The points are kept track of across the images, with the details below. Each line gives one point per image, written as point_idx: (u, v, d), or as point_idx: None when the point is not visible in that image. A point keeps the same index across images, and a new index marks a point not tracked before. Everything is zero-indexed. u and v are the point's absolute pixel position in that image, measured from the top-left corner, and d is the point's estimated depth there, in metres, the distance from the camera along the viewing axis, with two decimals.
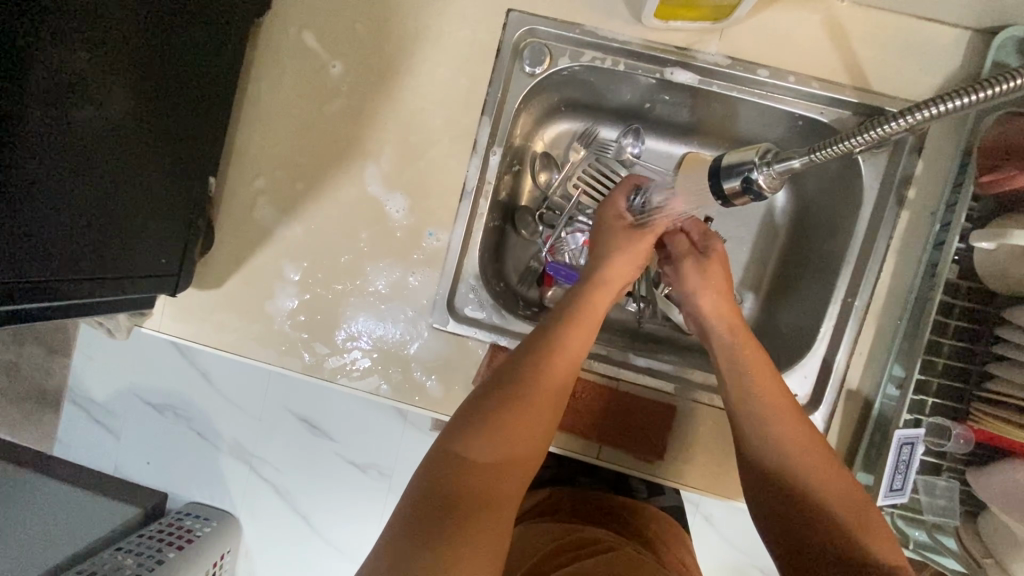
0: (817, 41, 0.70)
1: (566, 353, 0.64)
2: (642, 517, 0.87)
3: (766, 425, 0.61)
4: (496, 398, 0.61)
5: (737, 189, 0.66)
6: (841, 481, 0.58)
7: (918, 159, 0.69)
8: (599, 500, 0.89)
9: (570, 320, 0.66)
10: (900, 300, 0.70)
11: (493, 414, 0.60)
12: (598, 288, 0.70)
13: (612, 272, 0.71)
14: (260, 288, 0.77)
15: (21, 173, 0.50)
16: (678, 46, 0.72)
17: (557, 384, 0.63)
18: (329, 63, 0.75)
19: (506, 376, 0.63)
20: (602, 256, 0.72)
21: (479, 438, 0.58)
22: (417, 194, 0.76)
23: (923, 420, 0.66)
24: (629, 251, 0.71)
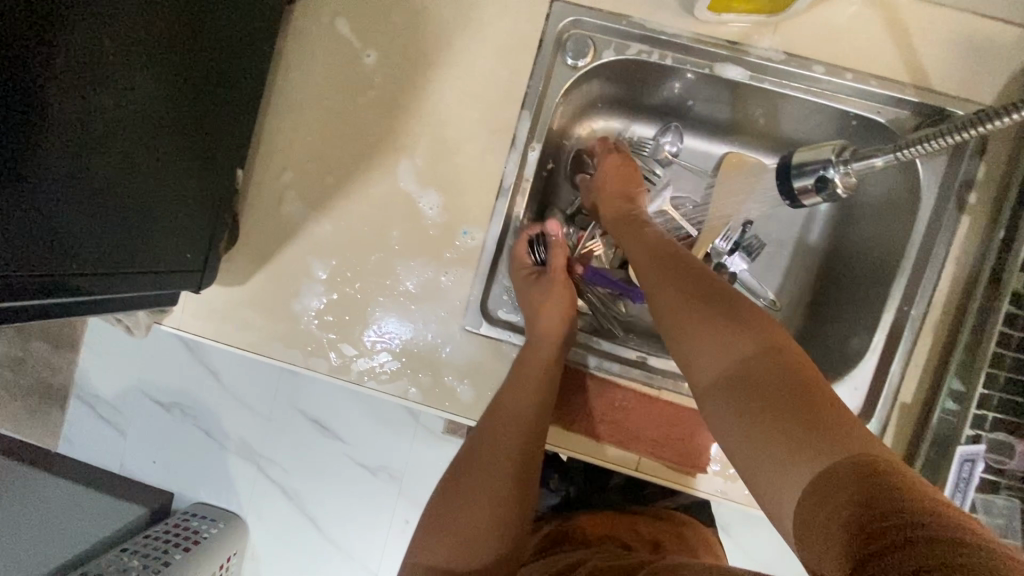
0: (877, 37, 0.67)
1: (512, 420, 0.65)
2: (671, 535, 0.81)
3: (681, 303, 0.56)
4: (451, 493, 0.64)
5: (809, 187, 0.65)
6: (768, 335, 0.50)
7: (979, 162, 0.66)
8: (624, 521, 0.83)
9: (511, 383, 0.66)
10: (958, 309, 0.67)
11: (450, 512, 0.63)
12: (542, 347, 0.68)
13: (544, 325, 0.69)
14: (285, 285, 0.74)
15: (39, 162, 0.47)
16: (730, 39, 0.69)
17: (505, 454, 0.64)
18: (362, 53, 0.72)
19: (460, 466, 0.66)
20: (531, 313, 0.71)
21: (441, 542, 0.61)
22: (452, 191, 0.73)
23: (983, 437, 0.63)
24: (551, 296, 0.72)
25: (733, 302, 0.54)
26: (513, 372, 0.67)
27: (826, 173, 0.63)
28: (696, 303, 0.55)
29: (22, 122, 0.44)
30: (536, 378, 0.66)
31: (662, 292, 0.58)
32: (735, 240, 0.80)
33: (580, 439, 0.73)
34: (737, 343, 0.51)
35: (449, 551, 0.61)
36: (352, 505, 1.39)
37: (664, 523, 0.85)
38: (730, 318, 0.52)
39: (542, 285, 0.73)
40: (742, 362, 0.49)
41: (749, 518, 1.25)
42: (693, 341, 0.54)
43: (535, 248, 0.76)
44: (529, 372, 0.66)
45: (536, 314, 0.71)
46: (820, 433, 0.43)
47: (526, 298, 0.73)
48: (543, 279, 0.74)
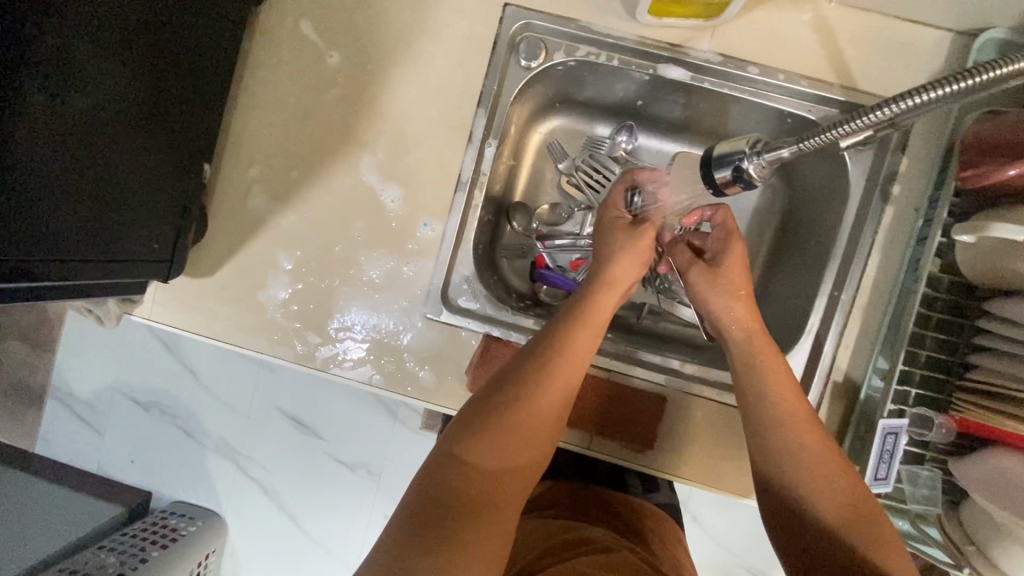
0: (806, 40, 0.72)
1: (572, 356, 0.63)
2: (636, 515, 0.87)
3: (794, 460, 0.61)
4: (497, 398, 0.60)
5: (727, 178, 0.63)
6: (860, 505, 0.58)
7: (901, 157, 0.71)
8: (596, 499, 0.89)
9: (575, 321, 0.65)
10: (884, 293, 0.71)
11: (498, 417, 0.59)
12: (602, 288, 0.69)
13: (616, 269, 0.70)
14: (252, 276, 0.77)
15: (13, 154, 0.49)
16: (671, 42, 0.74)
17: (562, 389, 0.62)
18: (326, 53, 0.76)
19: (508, 375, 0.62)
20: (606, 257, 0.71)
21: (481, 442, 0.58)
22: (413, 185, 0.76)
23: (907, 411, 0.68)
24: (630, 248, 0.71)
25: (841, 471, 0.60)
26: (581, 306, 0.67)
27: (742, 164, 0.62)
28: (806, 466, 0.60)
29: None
30: (602, 320, 0.67)
31: (768, 441, 0.62)
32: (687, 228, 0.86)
33: None
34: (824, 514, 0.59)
35: (493, 456, 0.58)
36: (328, 499, 1.41)
37: (631, 502, 0.90)
38: (830, 491, 0.59)
39: (630, 234, 0.73)
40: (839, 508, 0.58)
41: (716, 504, 1.29)
42: (788, 478, 0.61)
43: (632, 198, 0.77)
44: (597, 315, 0.67)
45: (616, 258, 0.71)
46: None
47: (611, 234, 0.74)
48: (636, 230, 0.73)
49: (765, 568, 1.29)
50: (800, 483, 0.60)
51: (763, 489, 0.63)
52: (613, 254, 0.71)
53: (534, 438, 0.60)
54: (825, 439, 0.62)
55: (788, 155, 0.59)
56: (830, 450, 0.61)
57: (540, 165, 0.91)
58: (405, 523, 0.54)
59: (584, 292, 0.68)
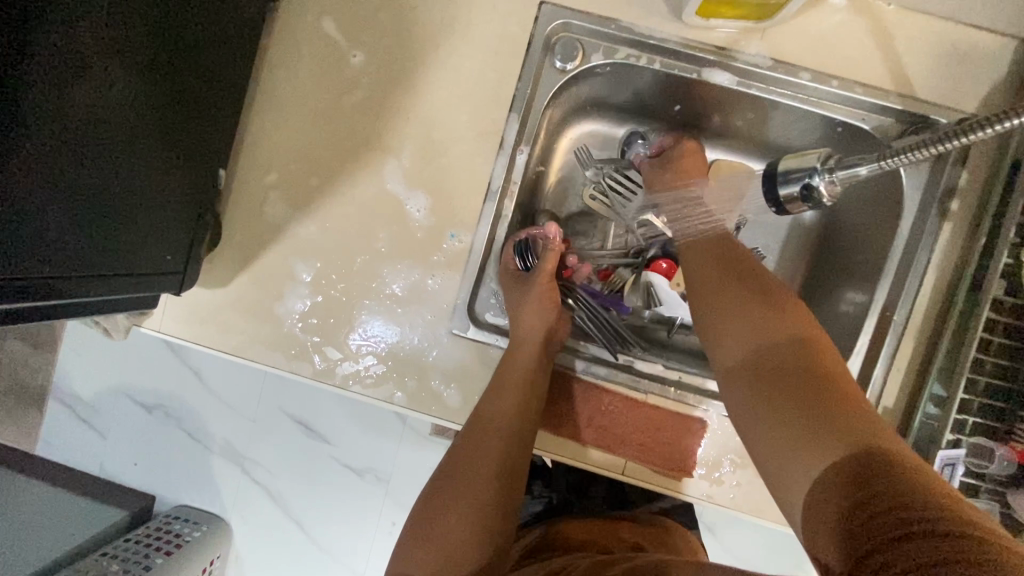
0: (862, 45, 0.67)
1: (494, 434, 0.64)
2: (650, 540, 0.79)
3: (734, 316, 0.56)
4: (433, 504, 0.63)
5: (796, 196, 0.63)
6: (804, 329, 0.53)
7: (961, 170, 0.67)
8: (606, 529, 0.82)
9: (495, 391, 0.66)
10: (940, 314, 0.67)
11: (433, 520, 0.62)
12: (521, 347, 0.68)
13: (525, 324, 0.70)
14: (269, 288, 0.73)
15: (17, 159, 0.45)
16: (718, 45, 0.69)
17: (488, 470, 0.63)
18: (349, 53, 0.71)
19: (443, 473, 0.65)
20: (511, 313, 0.72)
21: (420, 558, 0.60)
22: (439, 193, 0.72)
23: (963, 440, 0.64)
24: (531, 302, 0.72)
25: (781, 309, 0.54)
26: (499, 377, 0.67)
27: (812, 180, 0.62)
28: (745, 312, 0.56)
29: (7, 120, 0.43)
30: (522, 383, 0.66)
31: (710, 314, 0.58)
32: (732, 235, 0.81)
33: (571, 446, 0.73)
34: (770, 359, 0.52)
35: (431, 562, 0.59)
36: (334, 506, 1.38)
37: (645, 528, 0.83)
38: (776, 327, 0.53)
39: (524, 288, 0.73)
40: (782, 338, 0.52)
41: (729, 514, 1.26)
42: (723, 327, 0.57)
43: (521, 253, 0.76)
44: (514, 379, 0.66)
45: (521, 315, 0.71)
46: (842, 428, 0.43)
47: (509, 301, 0.74)
48: (529, 285, 0.73)
49: None
50: (733, 317, 0.56)
51: (726, 378, 0.55)
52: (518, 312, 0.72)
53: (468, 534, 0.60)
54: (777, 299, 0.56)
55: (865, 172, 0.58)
56: (766, 285, 0.58)
57: (567, 172, 0.87)
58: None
59: (503, 362, 0.68)
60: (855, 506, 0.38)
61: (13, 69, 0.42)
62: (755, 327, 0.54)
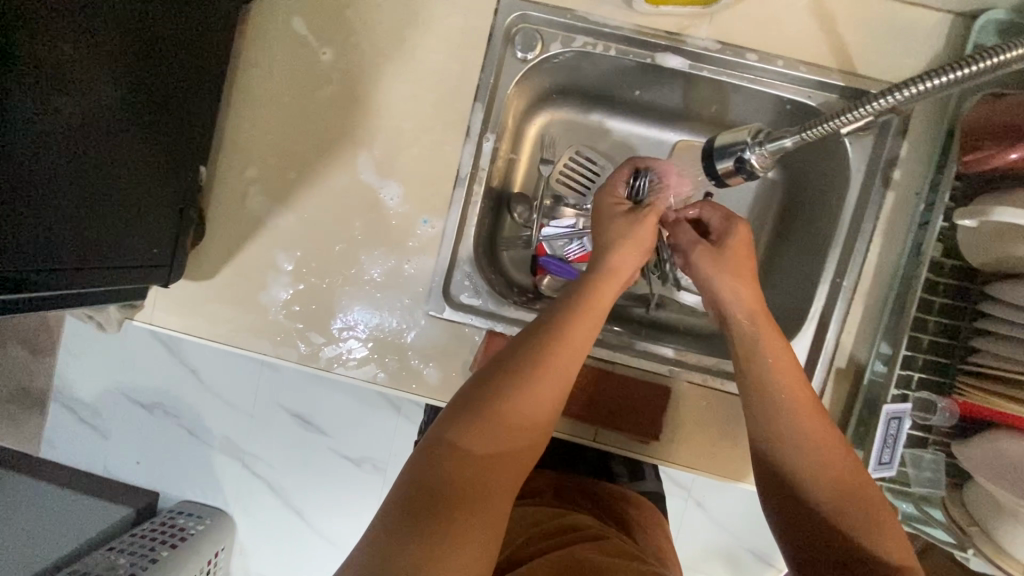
0: (805, 25, 0.71)
1: (573, 343, 0.62)
2: (629, 504, 0.85)
3: (783, 453, 0.60)
4: (495, 388, 0.58)
5: (730, 169, 0.65)
6: (857, 482, 0.59)
7: (902, 141, 0.71)
8: (588, 491, 0.86)
9: (579, 312, 0.63)
10: (887, 278, 0.71)
11: (494, 403, 0.57)
12: (605, 278, 0.66)
13: (614, 260, 0.67)
14: (254, 278, 0.77)
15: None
16: (669, 31, 0.73)
17: (558, 380, 0.60)
18: (320, 50, 0.75)
19: (507, 362, 0.60)
20: (605, 245, 0.69)
21: (478, 432, 0.56)
22: (412, 182, 0.76)
23: (909, 396, 0.68)
24: (630, 237, 0.68)
25: (840, 454, 0.59)
26: (578, 297, 0.65)
27: (744, 154, 0.64)
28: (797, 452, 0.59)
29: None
30: (601, 310, 0.65)
31: (760, 432, 0.62)
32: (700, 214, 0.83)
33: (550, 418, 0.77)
34: (820, 510, 0.58)
35: (486, 442, 0.56)
36: (332, 494, 1.42)
37: (622, 491, 0.89)
38: (824, 490, 0.58)
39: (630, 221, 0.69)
40: (841, 483, 0.58)
41: (715, 488, 1.30)
42: (784, 445, 0.60)
43: (638, 178, 0.73)
44: (598, 304, 0.65)
45: (613, 251, 0.68)
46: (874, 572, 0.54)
47: (603, 222, 0.71)
48: (630, 215, 0.69)
49: (767, 552, 1.31)
50: (800, 441, 0.60)
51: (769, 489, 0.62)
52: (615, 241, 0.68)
53: (530, 429, 0.59)
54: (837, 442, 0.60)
55: (791, 145, 0.60)
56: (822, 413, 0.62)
57: (537, 158, 0.90)
58: (384, 538, 0.51)
59: (586, 283, 0.65)
60: None
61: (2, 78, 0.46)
62: (816, 460, 0.59)
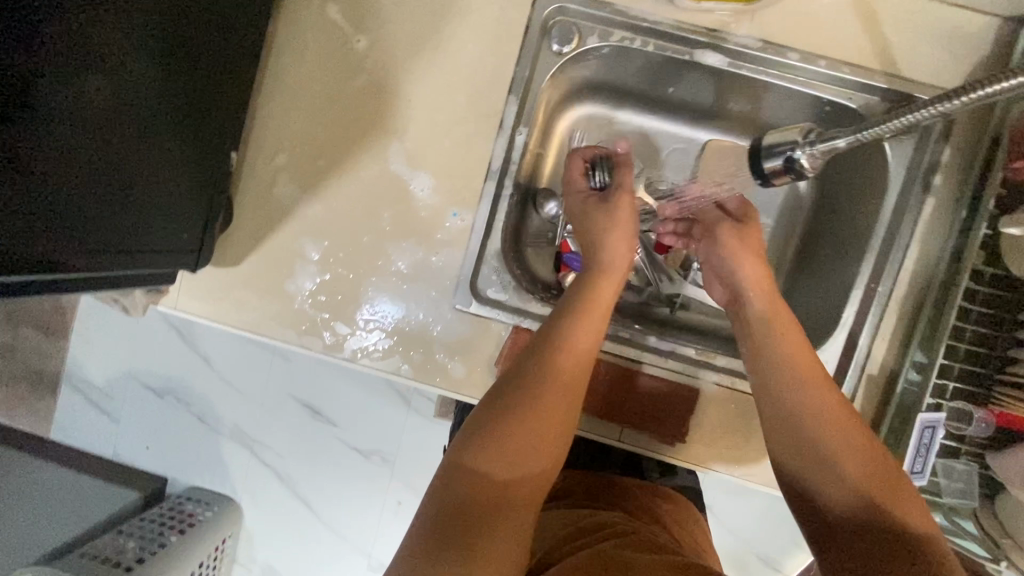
0: (849, 26, 0.70)
1: (577, 348, 0.62)
2: (664, 503, 0.85)
3: (802, 449, 0.59)
4: (501, 404, 0.59)
5: (777, 168, 0.65)
6: (883, 471, 0.56)
7: (944, 146, 0.70)
8: (620, 487, 0.86)
9: (578, 312, 0.64)
10: (923, 286, 0.70)
11: (503, 418, 0.58)
12: (603, 279, 0.67)
13: (612, 255, 0.68)
14: (281, 266, 0.76)
15: (26, 134, 0.47)
16: (709, 27, 0.72)
17: (566, 385, 0.60)
18: (353, 38, 0.74)
19: (512, 377, 0.61)
20: (596, 233, 0.69)
21: (489, 451, 0.57)
22: (443, 173, 0.75)
23: (944, 405, 0.67)
24: (617, 223, 0.69)
25: (857, 445, 0.58)
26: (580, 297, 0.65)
27: (793, 154, 0.63)
28: (824, 465, 0.58)
29: (12, 95, 0.45)
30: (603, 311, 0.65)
31: (774, 425, 0.61)
32: None
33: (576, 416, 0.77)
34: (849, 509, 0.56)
35: (498, 460, 0.56)
36: (341, 486, 1.42)
37: (658, 490, 0.88)
38: (848, 483, 0.56)
39: (604, 214, 0.70)
40: (866, 476, 0.56)
41: (726, 491, 1.30)
42: (798, 438, 0.60)
43: (596, 170, 0.73)
44: (599, 306, 0.65)
45: (603, 237, 0.69)
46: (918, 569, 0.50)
47: (584, 214, 0.71)
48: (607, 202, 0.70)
49: (776, 558, 1.30)
50: (813, 434, 0.59)
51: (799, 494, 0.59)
52: (606, 237, 0.69)
53: (544, 439, 0.59)
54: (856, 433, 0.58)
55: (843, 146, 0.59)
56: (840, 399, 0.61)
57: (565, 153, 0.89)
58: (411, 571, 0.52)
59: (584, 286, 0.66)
60: None
61: (30, 54, 0.46)
62: (834, 453, 0.58)
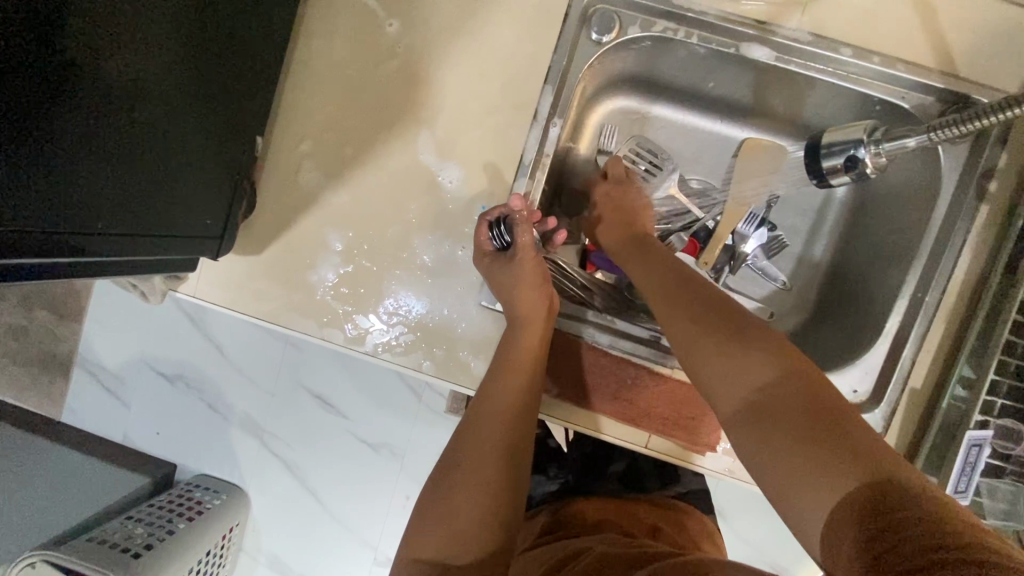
0: (906, 21, 0.66)
1: (497, 404, 0.65)
2: (669, 524, 0.83)
3: (710, 364, 0.53)
4: (438, 482, 0.65)
5: (840, 167, 0.68)
6: (795, 363, 0.50)
7: (1001, 151, 0.66)
8: (622, 509, 0.83)
9: (503, 362, 0.66)
10: (973, 297, 0.67)
11: (441, 496, 0.64)
12: (522, 331, 0.67)
13: (523, 307, 0.68)
14: (302, 256, 0.74)
15: (52, 116, 0.45)
16: (757, 19, 0.69)
17: (489, 440, 0.65)
18: (385, 22, 0.72)
19: (449, 456, 0.67)
20: (508, 289, 0.69)
21: (428, 531, 0.63)
22: (473, 165, 0.72)
23: (991, 423, 0.64)
24: (523, 280, 0.69)
25: (752, 341, 0.52)
26: (503, 350, 0.67)
27: (857, 152, 0.66)
28: (731, 372, 0.52)
29: (34, 72, 0.43)
30: (527, 360, 0.67)
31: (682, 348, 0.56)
32: (760, 218, 0.81)
33: (599, 420, 0.74)
34: (762, 402, 0.49)
35: (433, 537, 0.62)
36: (349, 478, 1.40)
37: (665, 511, 0.86)
38: (754, 386, 0.50)
39: (511, 270, 0.69)
40: (770, 369, 0.50)
41: (742, 502, 1.27)
42: (699, 359, 0.54)
43: (497, 233, 0.70)
44: (521, 358, 0.66)
45: (518, 296, 0.68)
46: (846, 455, 0.43)
47: (496, 282, 0.70)
48: (515, 263, 0.69)
49: (789, 568, 1.28)
50: (714, 353, 0.53)
51: (724, 411, 0.52)
52: (517, 293, 0.69)
53: (475, 506, 0.62)
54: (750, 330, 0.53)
55: (912, 144, 0.62)
56: (719, 306, 0.57)
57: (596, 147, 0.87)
58: None
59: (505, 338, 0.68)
60: (885, 541, 0.37)
61: (55, 28, 0.43)
62: (737, 359, 0.52)
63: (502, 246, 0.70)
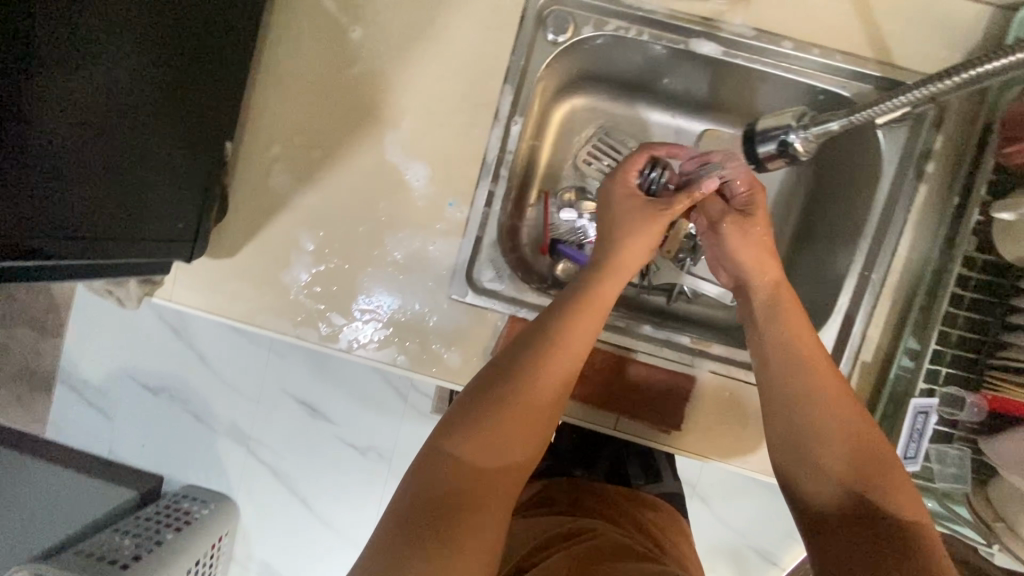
0: (842, 15, 0.70)
1: (566, 349, 0.61)
2: (643, 512, 0.85)
3: (798, 427, 0.59)
4: (488, 391, 0.59)
5: (773, 152, 0.71)
6: (869, 451, 0.57)
7: (936, 134, 0.70)
8: (598, 493, 0.86)
9: (578, 313, 0.63)
10: (916, 272, 0.71)
11: (491, 409, 0.57)
12: (612, 275, 0.67)
13: (624, 257, 0.68)
14: (276, 258, 0.76)
15: (22, 132, 0.47)
16: (703, 16, 0.72)
17: (554, 377, 0.61)
18: (349, 27, 0.74)
19: (502, 368, 0.60)
20: (618, 233, 0.69)
21: (469, 437, 0.56)
22: (440, 163, 0.75)
23: (936, 391, 0.68)
24: (641, 234, 0.69)
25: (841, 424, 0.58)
26: (582, 295, 0.65)
27: (788, 137, 0.70)
28: (813, 441, 0.58)
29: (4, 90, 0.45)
30: (601, 309, 0.65)
31: (779, 401, 0.61)
32: None
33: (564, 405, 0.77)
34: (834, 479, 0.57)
35: (476, 447, 0.56)
36: (337, 482, 1.41)
37: (633, 495, 0.88)
38: (830, 464, 0.57)
39: (639, 214, 0.70)
40: (852, 449, 0.57)
41: (722, 490, 1.30)
42: (794, 425, 0.59)
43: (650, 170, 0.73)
44: (599, 305, 0.65)
45: (631, 241, 0.69)
46: (889, 537, 0.52)
47: (616, 216, 0.71)
48: (640, 207, 0.70)
49: (770, 550, 1.31)
50: (808, 421, 0.59)
51: (789, 471, 0.60)
52: (623, 240, 0.69)
53: (525, 433, 0.58)
54: (847, 415, 0.59)
55: (836, 127, 0.65)
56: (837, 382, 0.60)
57: (561, 144, 0.90)
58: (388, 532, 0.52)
59: (585, 282, 0.66)
60: None
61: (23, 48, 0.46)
62: (827, 430, 0.58)
63: (648, 177, 0.74)
